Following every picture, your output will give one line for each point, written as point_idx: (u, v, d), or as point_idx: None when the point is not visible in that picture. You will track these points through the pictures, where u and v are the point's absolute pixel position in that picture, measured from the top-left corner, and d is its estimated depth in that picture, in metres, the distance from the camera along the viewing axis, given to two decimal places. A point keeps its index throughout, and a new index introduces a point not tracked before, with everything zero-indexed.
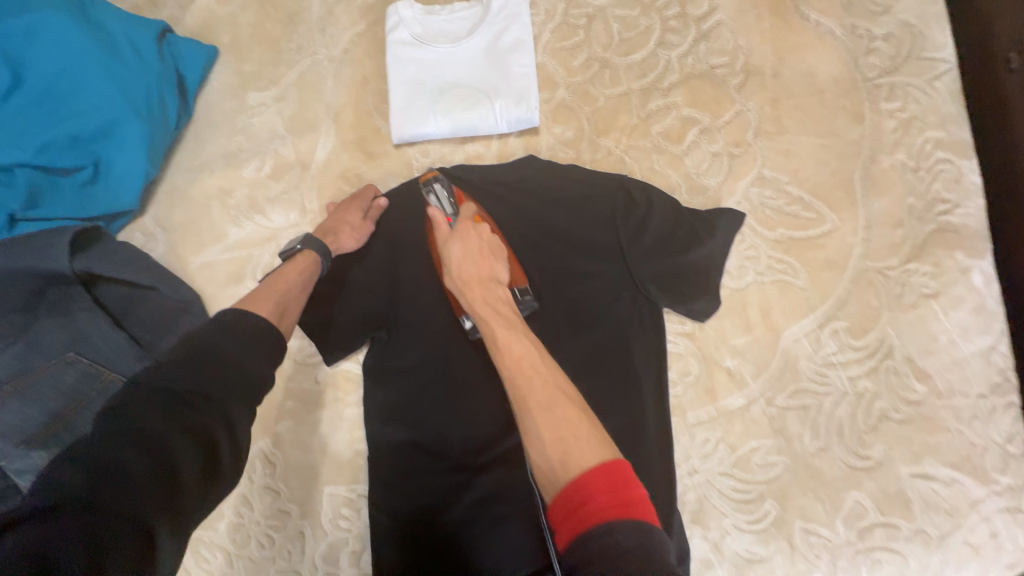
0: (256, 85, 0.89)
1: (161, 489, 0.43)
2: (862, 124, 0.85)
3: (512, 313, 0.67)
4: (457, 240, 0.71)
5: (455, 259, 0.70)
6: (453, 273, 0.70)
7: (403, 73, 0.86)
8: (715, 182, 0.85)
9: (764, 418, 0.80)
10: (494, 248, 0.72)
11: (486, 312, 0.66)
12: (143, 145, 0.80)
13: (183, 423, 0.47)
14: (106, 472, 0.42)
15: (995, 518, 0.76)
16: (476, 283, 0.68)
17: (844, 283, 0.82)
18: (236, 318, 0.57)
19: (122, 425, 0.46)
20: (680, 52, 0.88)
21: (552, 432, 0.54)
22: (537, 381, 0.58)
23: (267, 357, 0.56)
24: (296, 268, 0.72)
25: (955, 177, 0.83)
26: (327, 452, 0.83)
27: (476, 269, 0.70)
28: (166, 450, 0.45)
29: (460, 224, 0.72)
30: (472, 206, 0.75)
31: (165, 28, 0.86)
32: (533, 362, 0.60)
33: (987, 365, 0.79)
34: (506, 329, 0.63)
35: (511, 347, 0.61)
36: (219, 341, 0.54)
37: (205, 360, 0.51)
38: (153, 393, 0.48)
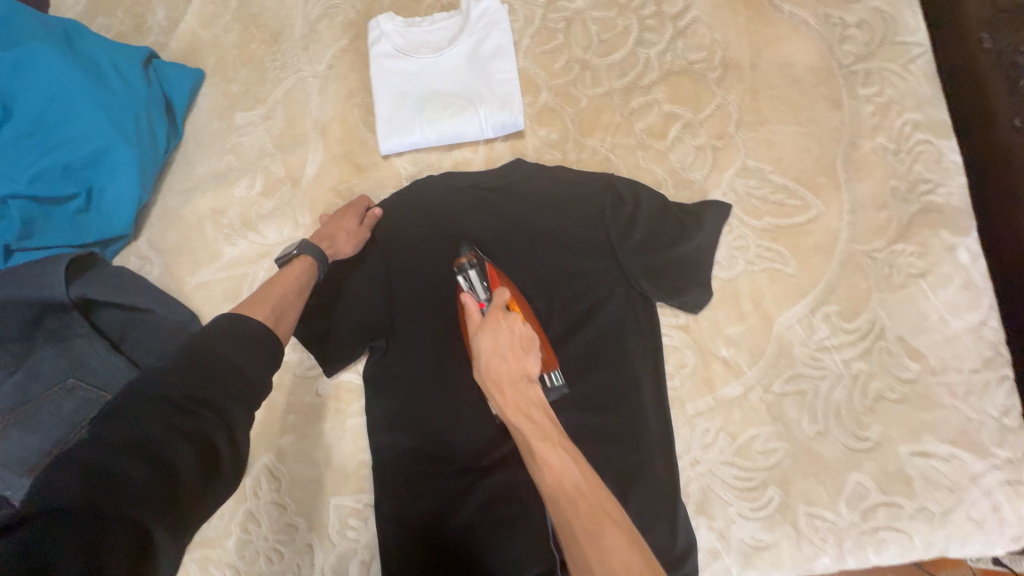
0: (243, 105, 0.90)
1: (159, 492, 0.45)
2: (841, 111, 0.86)
3: (547, 417, 0.61)
4: (488, 333, 0.64)
5: (487, 353, 0.63)
6: (484, 371, 0.63)
7: (387, 85, 0.88)
8: (700, 175, 0.86)
9: (762, 405, 0.81)
10: (529, 340, 0.66)
11: (525, 422, 0.60)
12: (135, 170, 0.81)
13: (181, 428, 0.48)
14: (107, 478, 0.44)
15: (996, 492, 0.77)
16: (512, 381, 0.62)
17: (833, 268, 0.83)
18: (232, 322, 0.57)
19: (123, 431, 0.47)
20: (658, 50, 0.90)
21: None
22: (592, 523, 0.52)
23: (265, 357, 0.57)
24: (294, 271, 0.72)
25: (935, 157, 0.84)
26: (332, 464, 0.83)
27: (513, 366, 0.63)
28: (163, 455, 0.47)
29: (493, 314, 0.66)
30: (507, 291, 0.69)
31: (151, 54, 0.87)
32: (578, 479, 0.55)
33: (979, 340, 0.80)
34: (545, 442, 0.58)
35: (554, 466, 0.56)
36: (215, 343, 0.54)
37: (203, 367, 0.52)
38: (151, 397, 0.50)
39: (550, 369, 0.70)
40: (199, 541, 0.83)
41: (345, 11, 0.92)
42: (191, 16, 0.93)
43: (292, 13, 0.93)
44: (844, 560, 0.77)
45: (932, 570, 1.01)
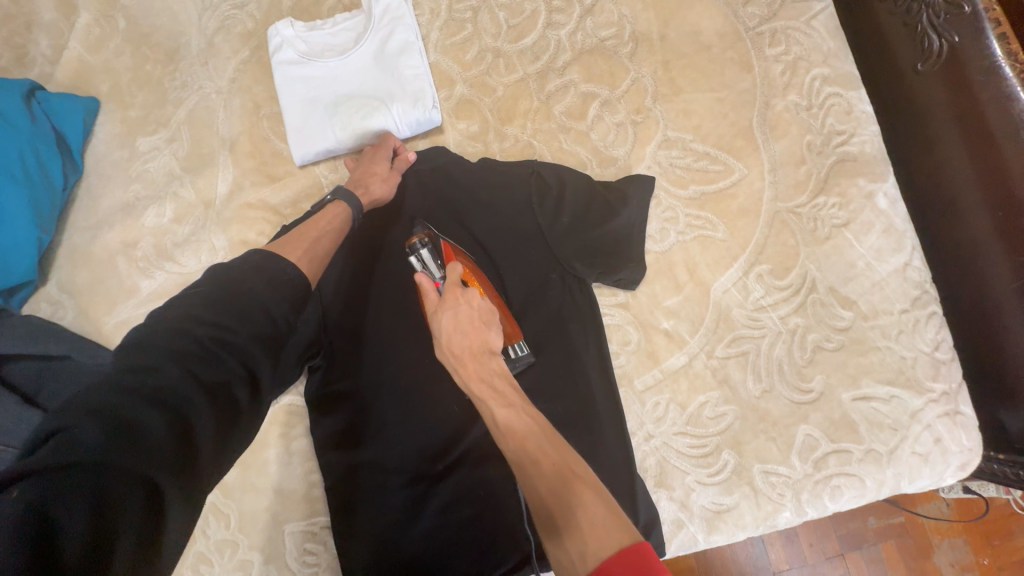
0: (144, 130, 0.86)
1: (178, 444, 0.43)
2: (752, 73, 0.87)
3: (509, 384, 0.62)
4: (449, 311, 0.65)
5: (446, 331, 0.64)
6: (445, 347, 0.64)
7: (294, 93, 0.84)
8: (623, 151, 0.86)
9: (707, 371, 0.82)
10: (488, 314, 0.67)
11: (485, 388, 0.61)
12: (27, 210, 0.76)
13: (204, 378, 0.47)
14: (125, 426, 0.42)
15: (937, 425, 0.79)
16: (473, 353, 0.63)
17: (760, 228, 0.84)
18: (267, 259, 0.56)
19: (145, 375, 0.45)
20: (568, 30, 0.89)
21: (569, 524, 0.50)
22: (555, 478, 0.53)
23: (293, 302, 0.55)
24: (329, 215, 0.69)
25: (846, 109, 0.86)
26: (283, 490, 0.80)
27: (472, 338, 0.64)
28: (184, 406, 0.45)
29: (451, 291, 0.66)
30: (459, 267, 0.69)
31: (31, 85, 0.81)
32: (542, 441, 0.56)
33: (905, 282, 0.82)
34: (507, 407, 0.59)
35: (514, 427, 0.57)
36: (247, 281, 0.53)
37: (229, 305, 0.51)
38: (175, 340, 0.48)
39: (512, 339, 0.73)
40: None
41: (243, 21, 0.88)
42: (77, 42, 0.88)
43: (185, 28, 0.89)
44: (803, 511, 0.79)
45: (908, 506, 1.05)
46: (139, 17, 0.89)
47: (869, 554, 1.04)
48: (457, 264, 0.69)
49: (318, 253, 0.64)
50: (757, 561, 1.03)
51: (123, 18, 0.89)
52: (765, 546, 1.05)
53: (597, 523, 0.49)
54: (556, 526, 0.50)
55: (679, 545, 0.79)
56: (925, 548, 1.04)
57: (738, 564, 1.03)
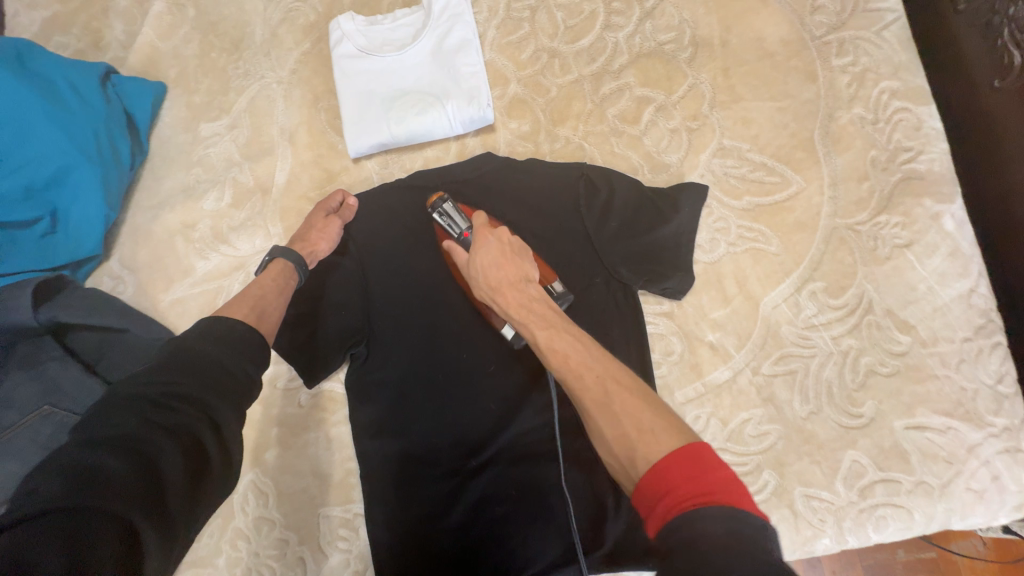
0: (208, 116, 0.89)
1: (145, 491, 0.42)
2: (817, 83, 0.85)
3: (551, 310, 0.63)
4: (481, 249, 0.67)
5: (480, 269, 0.66)
6: (482, 284, 0.66)
7: (351, 85, 0.86)
8: (675, 158, 0.85)
9: (752, 388, 0.80)
10: (519, 250, 0.69)
11: (526, 314, 0.62)
12: (98, 188, 0.80)
13: (163, 425, 0.46)
14: (88, 475, 0.41)
15: (995, 461, 0.76)
16: (508, 285, 0.65)
17: (816, 244, 0.81)
18: (207, 324, 0.55)
19: (104, 431, 0.44)
20: (626, 33, 0.88)
21: (617, 431, 0.49)
22: (589, 379, 0.53)
23: (250, 354, 0.55)
24: (271, 273, 0.72)
25: (915, 125, 0.83)
26: (319, 475, 0.82)
27: (505, 271, 0.66)
28: (146, 453, 0.43)
29: (480, 233, 0.69)
30: (482, 215, 0.72)
31: (107, 69, 0.85)
32: (582, 352, 0.56)
33: (969, 309, 0.79)
34: (545, 327, 0.59)
35: (554, 344, 0.58)
36: (199, 344, 0.53)
37: (185, 365, 0.50)
38: (130, 397, 0.47)
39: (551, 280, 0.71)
40: (191, 561, 0.82)
41: (306, 13, 0.90)
42: (149, 28, 0.91)
43: (251, 19, 0.91)
44: (845, 540, 0.76)
45: (942, 542, 1.00)
46: (208, 5, 0.92)
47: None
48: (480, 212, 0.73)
49: (264, 310, 0.66)
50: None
51: (193, 6, 0.92)
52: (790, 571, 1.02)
53: (650, 426, 0.48)
54: (605, 430, 0.50)
55: None
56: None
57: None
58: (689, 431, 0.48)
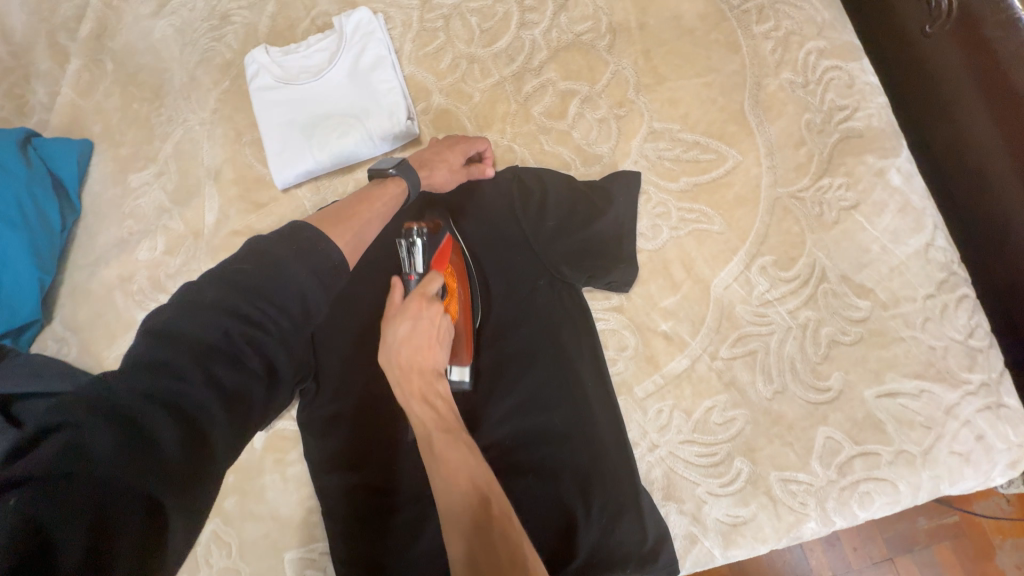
0: (135, 166, 0.88)
1: (193, 459, 0.39)
2: (741, 53, 0.82)
3: (449, 410, 0.60)
4: (409, 319, 0.60)
5: (401, 340, 0.59)
6: (391, 356, 0.60)
7: (272, 118, 0.85)
8: (606, 148, 0.83)
9: (712, 374, 0.76)
10: (446, 336, 0.63)
11: (426, 408, 0.58)
12: (27, 255, 0.79)
13: (223, 378, 0.42)
14: (139, 432, 0.38)
15: (977, 420, 0.72)
16: (419, 367, 0.60)
17: (760, 217, 0.78)
18: (313, 237, 0.51)
19: (163, 369, 0.41)
20: (542, 29, 0.86)
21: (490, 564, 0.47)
22: (471, 499, 0.52)
23: (330, 291, 0.50)
24: (383, 198, 0.66)
25: (847, 82, 0.80)
26: (280, 517, 0.79)
27: (425, 354, 0.60)
28: (197, 418, 0.40)
29: (417, 300, 0.61)
30: (438, 281, 0.63)
31: (27, 132, 0.84)
32: (476, 472, 0.54)
33: (928, 264, 0.75)
34: (444, 433, 0.56)
35: (449, 454, 0.55)
36: (288, 259, 0.48)
37: (255, 290, 0.46)
38: (202, 327, 0.43)
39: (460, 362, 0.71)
40: None
41: (222, 52, 0.90)
42: (69, 88, 0.92)
43: (169, 65, 0.91)
44: (831, 522, 0.72)
45: (963, 505, 0.95)
46: (126, 58, 0.92)
47: (922, 558, 0.95)
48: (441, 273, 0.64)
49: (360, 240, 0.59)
50: (797, 569, 0.95)
51: (111, 60, 0.92)
52: (807, 555, 0.96)
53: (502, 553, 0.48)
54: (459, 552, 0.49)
55: (695, 562, 0.74)
56: (987, 550, 0.94)
57: (776, 572, 0.96)
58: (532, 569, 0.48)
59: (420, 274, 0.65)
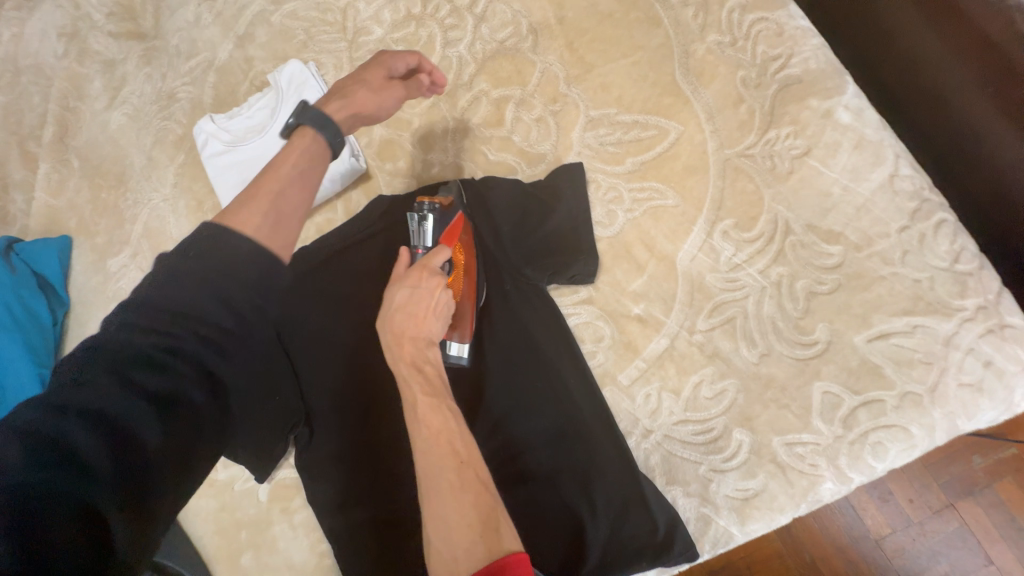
0: (112, 252, 0.93)
1: (126, 464, 0.41)
2: (663, 26, 0.82)
3: (439, 377, 0.58)
4: (406, 286, 0.61)
5: (396, 305, 0.60)
6: (386, 324, 0.60)
7: (227, 180, 0.88)
8: (548, 146, 0.83)
9: (693, 349, 0.75)
10: (445, 309, 0.62)
11: (414, 374, 0.57)
12: (25, 355, 0.82)
13: (151, 391, 0.43)
14: (64, 451, 0.40)
15: (981, 347, 0.68)
16: (412, 334, 0.59)
17: (713, 183, 0.77)
18: (218, 236, 0.48)
19: (87, 391, 0.42)
20: (466, 44, 0.88)
21: (462, 522, 0.46)
22: (451, 463, 0.50)
23: (250, 287, 0.47)
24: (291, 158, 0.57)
25: (776, 31, 0.78)
26: (296, 565, 0.80)
27: (419, 323, 0.60)
28: (126, 424, 0.42)
29: (419, 270, 0.62)
30: (444, 257, 0.63)
31: (8, 240, 0.88)
32: (457, 438, 0.52)
33: (896, 196, 0.72)
34: (430, 399, 0.54)
35: (432, 419, 0.53)
36: (199, 266, 0.46)
37: (175, 303, 0.45)
38: (119, 346, 0.44)
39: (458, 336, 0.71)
40: None
41: (173, 129, 0.94)
42: (42, 191, 0.97)
43: (127, 151, 0.96)
44: (848, 479, 0.69)
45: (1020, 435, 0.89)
46: (87, 152, 0.97)
47: (985, 498, 0.89)
48: (447, 249, 0.64)
49: (283, 213, 0.54)
50: (853, 530, 0.91)
51: (76, 157, 0.98)
52: (863, 517, 0.91)
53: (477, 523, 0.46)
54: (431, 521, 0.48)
55: (714, 543, 0.71)
56: None
57: (832, 538, 0.91)
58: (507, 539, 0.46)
59: (427, 247, 0.67)
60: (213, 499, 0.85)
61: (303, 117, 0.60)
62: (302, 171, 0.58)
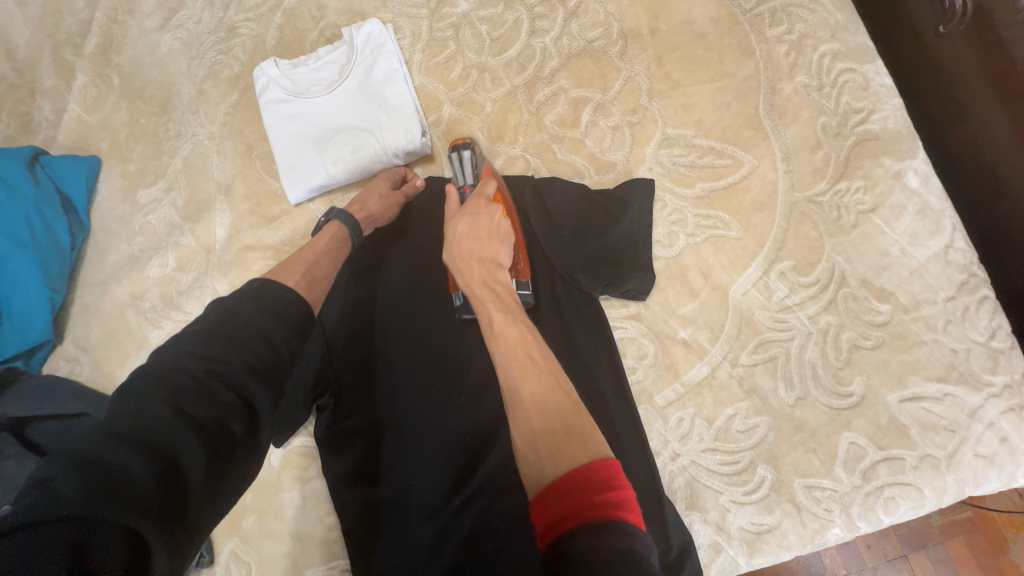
0: (144, 182, 0.88)
1: (168, 490, 0.41)
2: (754, 58, 0.82)
3: (512, 299, 0.61)
4: (466, 216, 0.65)
5: (460, 232, 0.64)
6: (451, 249, 0.64)
7: (283, 131, 0.84)
8: (620, 156, 0.82)
9: (733, 381, 0.76)
10: (505, 232, 0.67)
11: (486, 292, 0.61)
12: (38, 274, 0.78)
13: (198, 417, 0.46)
14: (110, 471, 0.40)
15: (1001, 423, 0.71)
16: (481, 259, 0.63)
17: (778, 223, 0.78)
18: (268, 288, 0.56)
19: (136, 420, 0.44)
20: (553, 36, 0.86)
21: (547, 428, 0.48)
22: (534, 372, 0.52)
23: (293, 328, 0.55)
24: (326, 236, 0.71)
25: (862, 84, 0.79)
26: (300, 534, 0.78)
27: (485, 246, 0.64)
28: (171, 449, 0.43)
29: (475, 201, 0.68)
30: (491, 184, 0.71)
31: (35, 150, 0.83)
32: (534, 349, 0.55)
33: (948, 266, 0.75)
34: (504, 313, 0.58)
35: (509, 333, 0.56)
36: (253, 316, 0.53)
37: (225, 336, 0.51)
38: (167, 376, 0.47)
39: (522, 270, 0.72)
40: None
41: (230, 65, 0.89)
42: (76, 104, 0.91)
43: (175, 79, 0.90)
44: (855, 527, 0.71)
45: (975, 500, 0.95)
46: (132, 73, 0.91)
47: (936, 554, 0.94)
48: (493, 180, 0.72)
49: (315, 276, 0.66)
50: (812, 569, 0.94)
51: (118, 75, 0.92)
52: (823, 556, 0.95)
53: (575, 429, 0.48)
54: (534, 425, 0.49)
55: (719, 571, 0.73)
56: (1000, 544, 0.93)
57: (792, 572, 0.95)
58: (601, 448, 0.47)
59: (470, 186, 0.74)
60: None
61: (331, 216, 0.74)
62: (332, 249, 0.71)
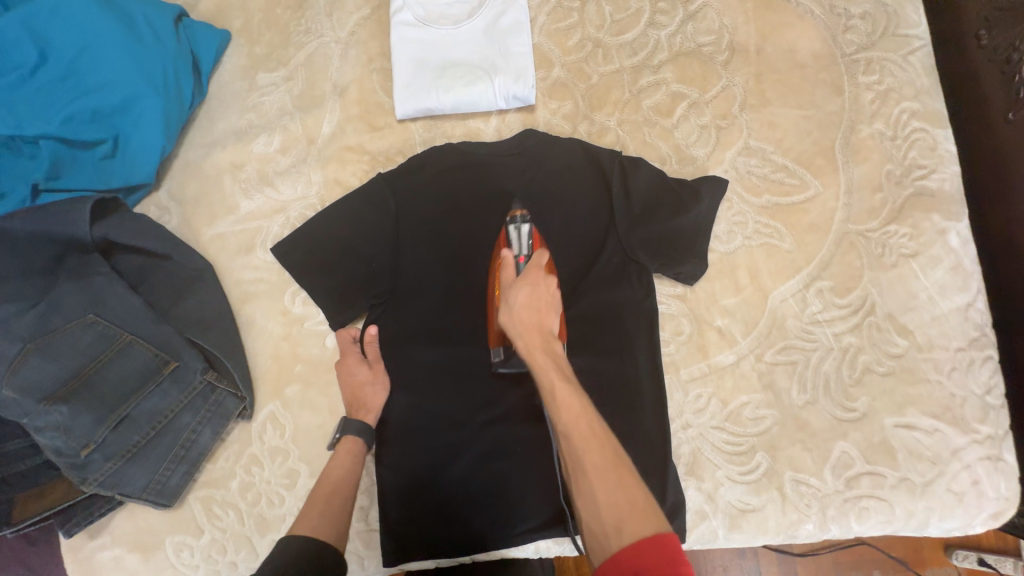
0: (266, 66, 0.94)
1: None
2: (842, 97, 0.90)
3: (569, 371, 0.70)
4: (526, 287, 0.75)
5: (522, 302, 0.74)
6: (514, 317, 0.74)
7: (406, 52, 0.91)
8: (702, 152, 0.90)
9: (753, 373, 0.84)
10: (556, 305, 0.77)
11: (548, 361, 0.70)
12: (158, 119, 0.85)
13: None
14: None
15: (977, 466, 0.79)
16: (543, 332, 0.73)
17: (826, 246, 0.86)
18: None
19: None
20: (668, 32, 0.93)
21: (610, 502, 0.57)
22: (595, 445, 0.62)
23: None
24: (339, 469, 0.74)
25: (930, 145, 0.87)
26: (337, 413, 0.84)
27: (544, 316, 0.74)
28: None
29: (532, 271, 0.77)
30: (545, 255, 0.80)
31: (180, 12, 0.91)
32: (594, 423, 0.64)
33: (966, 321, 0.83)
34: (566, 384, 0.67)
35: (572, 404, 0.65)
36: None
37: None
38: None
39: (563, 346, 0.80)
40: (204, 481, 0.82)
41: None
42: None
43: None
44: (827, 527, 0.80)
45: (918, 568, 1.00)
46: None
47: None
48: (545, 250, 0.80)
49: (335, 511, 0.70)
50: None
51: None
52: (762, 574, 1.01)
53: (631, 500, 0.58)
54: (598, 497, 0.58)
55: (698, 537, 0.81)
56: None
57: None
58: (658, 519, 0.56)
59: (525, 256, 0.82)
60: (280, 326, 0.87)
61: (347, 432, 0.77)
62: (348, 472, 0.75)
